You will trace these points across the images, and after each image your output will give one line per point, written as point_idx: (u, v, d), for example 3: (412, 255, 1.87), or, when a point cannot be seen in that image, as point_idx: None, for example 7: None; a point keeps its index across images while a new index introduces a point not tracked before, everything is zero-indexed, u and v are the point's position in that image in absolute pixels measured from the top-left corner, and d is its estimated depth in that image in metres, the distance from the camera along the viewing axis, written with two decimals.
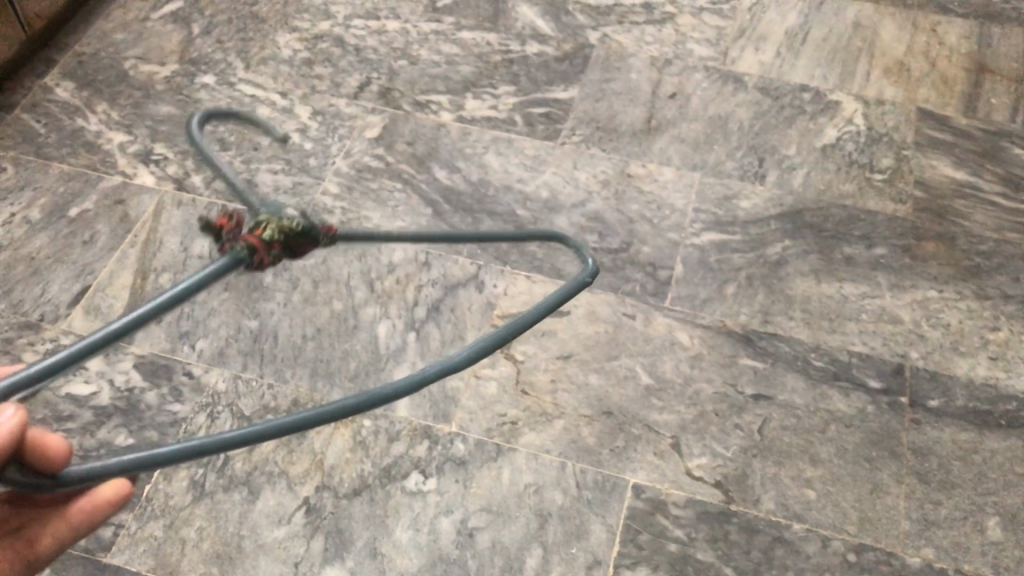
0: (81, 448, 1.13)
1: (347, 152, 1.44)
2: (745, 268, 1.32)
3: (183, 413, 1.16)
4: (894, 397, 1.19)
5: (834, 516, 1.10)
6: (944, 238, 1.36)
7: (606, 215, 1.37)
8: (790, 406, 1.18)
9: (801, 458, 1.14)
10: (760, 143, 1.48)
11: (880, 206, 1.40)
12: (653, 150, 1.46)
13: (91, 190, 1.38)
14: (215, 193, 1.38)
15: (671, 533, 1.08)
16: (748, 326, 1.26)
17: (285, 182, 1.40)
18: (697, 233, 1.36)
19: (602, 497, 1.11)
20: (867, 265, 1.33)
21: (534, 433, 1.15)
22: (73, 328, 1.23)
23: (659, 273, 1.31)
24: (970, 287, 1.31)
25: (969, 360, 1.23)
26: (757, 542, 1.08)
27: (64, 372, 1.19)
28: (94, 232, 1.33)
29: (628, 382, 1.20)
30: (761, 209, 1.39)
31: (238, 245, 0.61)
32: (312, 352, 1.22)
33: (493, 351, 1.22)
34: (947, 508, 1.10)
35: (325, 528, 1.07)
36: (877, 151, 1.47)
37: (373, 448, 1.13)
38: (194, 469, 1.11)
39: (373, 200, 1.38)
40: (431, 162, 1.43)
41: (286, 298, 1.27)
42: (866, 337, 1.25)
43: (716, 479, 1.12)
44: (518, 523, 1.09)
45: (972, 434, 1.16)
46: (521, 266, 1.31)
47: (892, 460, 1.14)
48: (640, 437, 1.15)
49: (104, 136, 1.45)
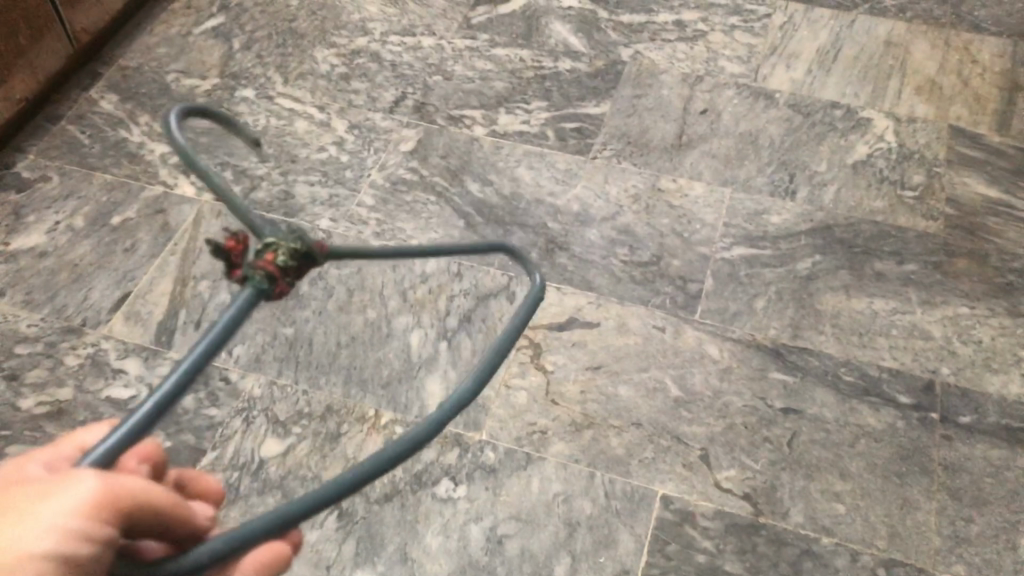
0: None
1: (382, 165, 1.47)
2: (776, 283, 1.33)
3: (220, 417, 1.18)
4: (925, 413, 1.19)
5: (864, 530, 1.10)
6: (976, 255, 1.36)
7: (637, 229, 1.39)
8: (819, 420, 1.18)
9: (830, 472, 1.14)
10: (792, 159, 1.48)
11: (911, 222, 1.40)
12: (684, 165, 1.47)
13: (133, 200, 1.41)
14: (253, 203, 1.41)
15: (700, 544, 1.09)
16: (778, 340, 1.26)
17: (321, 194, 1.43)
18: (727, 247, 1.37)
19: (631, 507, 1.11)
20: (898, 280, 1.33)
21: (563, 442, 1.16)
22: (114, 333, 1.26)
23: (689, 287, 1.32)
24: (1003, 303, 1.30)
25: (1001, 377, 1.22)
26: (785, 555, 1.08)
27: (105, 376, 1.22)
28: (135, 241, 1.36)
29: (657, 394, 1.21)
30: (792, 224, 1.40)
31: (255, 273, 0.56)
32: (346, 360, 1.24)
33: (523, 360, 1.24)
34: (978, 524, 1.10)
35: (357, 533, 1.09)
36: (908, 167, 1.47)
37: (405, 454, 1.15)
38: (229, 472, 1.13)
39: (407, 211, 1.41)
40: (464, 175, 1.46)
41: (321, 306, 1.29)
42: (896, 352, 1.25)
43: (745, 491, 1.13)
44: (547, 531, 1.10)
45: (1004, 451, 1.16)
46: (552, 278, 1.33)
47: (922, 475, 1.14)
48: (669, 448, 1.16)
49: (146, 148, 1.49)
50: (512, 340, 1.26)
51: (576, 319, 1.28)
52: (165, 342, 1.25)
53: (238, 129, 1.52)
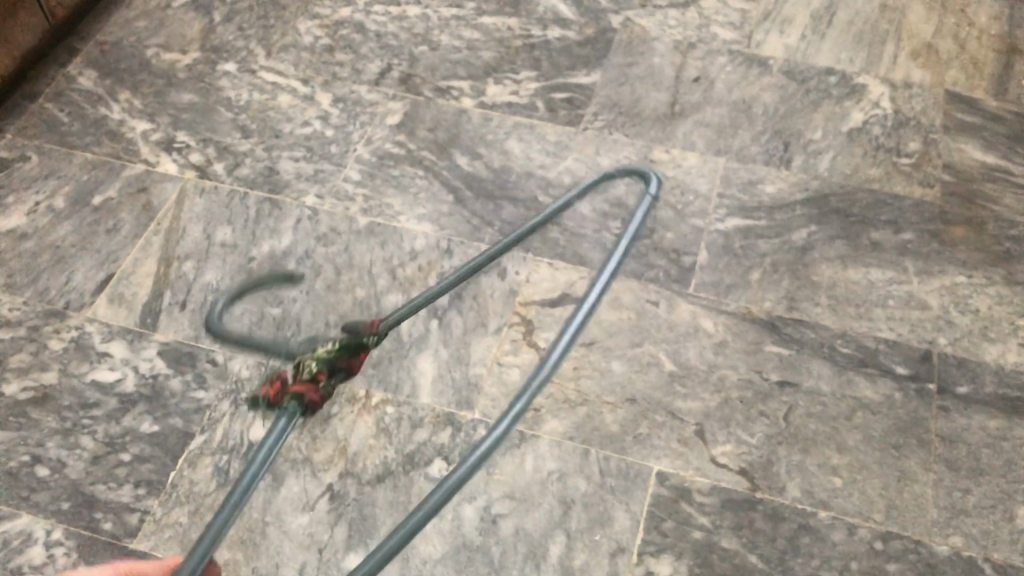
0: (108, 434, 1.13)
1: (369, 139, 1.44)
2: (771, 254, 1.30)
3: (208, 400, 1.16)
4: (922, 384, 1.18)
5: (861, 504, 1.08)
6: (973, 223, 1.34)
7: (630, 201, 1.37)
8: (815, 393, 1.17)
9: (827, 445, 1.13)
10: (786, 128, 1.46)
11: (907, 191, 1.38)
12: (676, 135, 1.45)
13: (114, 178, 1.38)
14: (237, 180, 1.39)
15: (696, 521, 1.07)
16: (773, 313, 1.24)
17: (307, 169, 1.40)
18: (721, 219, 1.34)
19: (626, 484, 1.10)
20: (895, 250, 1.31)
21: (557, 420, 1.15)
22: (98, 316, 1.24)
23: (683, 260, 1.30)
24: (1000, 272, 1.29)
25: (998, 346, 1.21)
26: (782, 530, 1.07)
27: (90, 360, 1.20)
28: (117, 220, 1.33)
29: (652, 368, 1.19)
30: (787, 194, 1.37)
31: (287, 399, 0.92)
32: (336, 339, 1.22)
33: (516, 338, 1.22)
34: (976, 496, 1.09)
35: (348, 515, 1.07)
36: (904, 135, 1.45)
37: (396, 434, 1.13)
38: (218, 456, 1.12)
39: (394, 186, 1.38)
40: (452, 148, 1.43)
41: (309, 285, 1.27)
42: (893, 323, 1.23)
43: (741, 466, 1.11)
44: (541, 510, 1.08)
45: (1001, 421, 1.15)
46: (544, 253, 1.30)
47: (920, 447, 1.13)
48: (663, 424, 1.15)
49: (127, 125, 1.46)
50: (503, 317, 1.24)
51: (568, 295, 1.26)
52: (150, 325, 1.23)
53: (220, 104, 1.49)
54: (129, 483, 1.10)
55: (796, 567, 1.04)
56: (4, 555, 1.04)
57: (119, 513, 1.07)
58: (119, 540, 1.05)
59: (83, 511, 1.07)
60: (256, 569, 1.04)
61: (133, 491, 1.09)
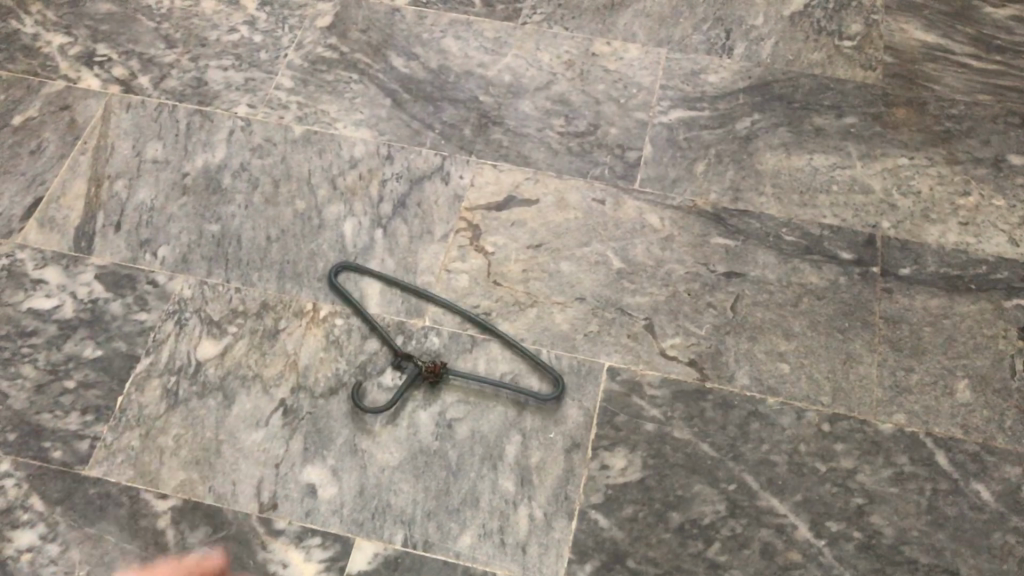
0: (50, 362, 1.11)
1: (300, 43, 1.39)
2: (715, 145, 1.29)
3: (151, 321, 1.14)
4: (866, 268, 1.19)
5: (808, 388, 1.11)
6: (915, 104, 1.34)
7: (572, 97, 1.34)
8: (762, 282, 1.18)
9: (774, 332, 1.14)
10: (727, 14, 1.43)
11: (850, 74, 1.37)
12: (617, 27, 1.41)
13: (34, 97, 1.32)
14: (164, 93, 1.33)
15: (648, 414, 1.09)
16: (719, 205, 1.24)
17: (236, 78, 1.35)
18: (665, 111, 1.33)
19: (578, 381, 1.11)
20: (838, 134, 1.31)
21: (508, 322, 1.15)
22: (29, 242, 1.19)
23: (627, 154, 1.28)
24: (942, 152, 1.29)
25: (939, 227, 1.22)
26: (732, 418, 1.09)
27: (25, 288, 1.16)
28: (41, 141, 1.28)
29: (600, 267, 1.19)
30: (730, 82, 1.36)
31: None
32: (278, 254, 1.19)
33: (463, 244, 1.20)
34: (919, 373, 1.12)
35: (303, 429, 1.07)
36: (846, 17, 1.43)
37: (347, 346, 1.12)
38: (166, 377, 1.10)
39: (329, 92, 1.34)
40: (386, 50, 1.38)
41: (247, 200, 1.23)
42: (837, 209, 1.24)
43: (690, 357, 1.12)
44: (495, 412, 1.09)
45: (942, 299, 1.17)
46: (486, 155, 1.28)
47: (864, 329, 1.15)
48: (613, 320, 1.15)
49: (42, 39, 1.38)
50: (449, 222, 1.22)
51: (513, 198, 1.24)
52: (85, 248, 1.19)
53: (140, 13, 1.42)
54: (76, 410, 1.08)
55: (746, 453, 1.07)
56: None
57: (68, 441, 1.06)
58: (70, 468, 1.04)
59: (31, 441, 1.06)
60: (213, 487, 1.03)
61: (80, 417, 1.07)
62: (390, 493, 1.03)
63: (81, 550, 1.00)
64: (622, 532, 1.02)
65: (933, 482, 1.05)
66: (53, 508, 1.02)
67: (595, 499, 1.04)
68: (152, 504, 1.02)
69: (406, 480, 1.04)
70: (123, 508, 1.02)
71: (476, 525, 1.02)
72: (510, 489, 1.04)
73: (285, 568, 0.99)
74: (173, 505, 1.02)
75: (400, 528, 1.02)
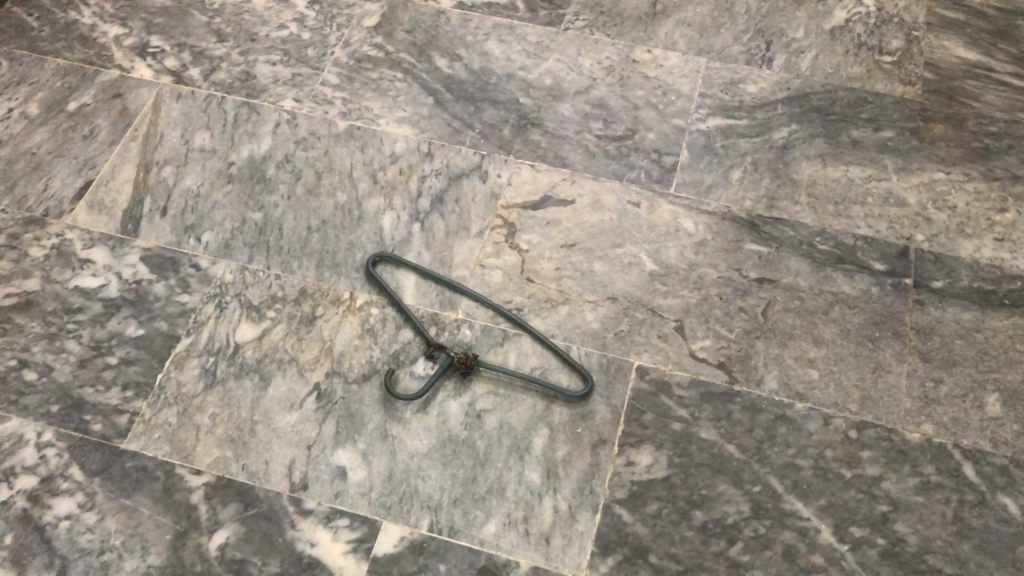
0: (93, 339, 1.14)
1: (346, 42, 1.42)
2: (752, 153, 1.31)
3: (192, 303, 1.17)
4: (898, 279, 1.19)
5: (836, 395, 1.11)
6: (954, 120, 1.34)
7: (611, 101, 1.36)
8: (793, 289, 1.19)
9: (804, 339, 1.15)
10: (768, 26, 1.44)
11: (889, 89, 1.37)
12: (658, 34, 1.43)
13: (89, 84, 1.36)
14: (213, 85, 1.37)
15: (675, 413, 1.10)
16: (753, 212, 1.25)
17: (284, 73, 1.38)
18: (703, 118, 1.34)
19: (607, 378, 1.12)
20: (874, 147, 1.31)
21: (539, 318, 1.16)
22: (78, 223, 1.23)
23: (664, 159, 1.30)
24: (979, 168, 1.29)
25: (974, 242, 1.23)
26: (760, 421, 1.09)
27: (72, 267, 1.20)
28: (94, 127, 1.32)
29: (633, 268, 1.20)
30: (768, 93, 1.37)
31: None
32: (318, 243, 1.22)
33: (498, 241, 1.22)
34: (949, 385, 1.12)
35: (336, 413, 1.09)
36: (887, 32, 1.44)
37: (381, 334, 1.15)
38: (204, 357, 1.13)
39: (373, 89, 1.37)
40: (431, 50, 1.41)
41: (290, 190, 1.26)
42: (871, 220, 1.24)
43: (719, 360, 1.13)
44: (524, 405, 1.10)
45: (975, 313, 1.17)
46: (525, 156, 1.30)
47: (895, 339, 1.15)
48: (644, 320, 1.16)
49: (98, 30, 1.43)
50: (485, 219, 1.24)
51: (549, 197, 1.26)
52: (132, 231, 1.23)
53: (193, 7, 1.46)
54: (117, 385, 1.11)
55: (772, 456, 1.07)
56: None
57: (108, 415, 1.09)
58: (108, 441, 1.07)
59: (72, 414, 1.09)
60: (247, 465, 1.06)
61: (120, 393, 1.10)
62: (418, 479, 1.05)
63: (116, 520, 1.02)
64: (646, 527, 1.03)
65: (959, 493, 1.05)
66: (91, 479, 1.05)
67: (620, 494, 1.05)
68: (187, 479, 1.05)
69: (434, 468, 1.06)
70: (158, 482, 1.05)
71: (501, 514, 1.03)
72: (536, 480, 1.05)
73: (313, 547, 1.01)
74: (206, 482, 1.05)
75: (427, 514, 1.03)
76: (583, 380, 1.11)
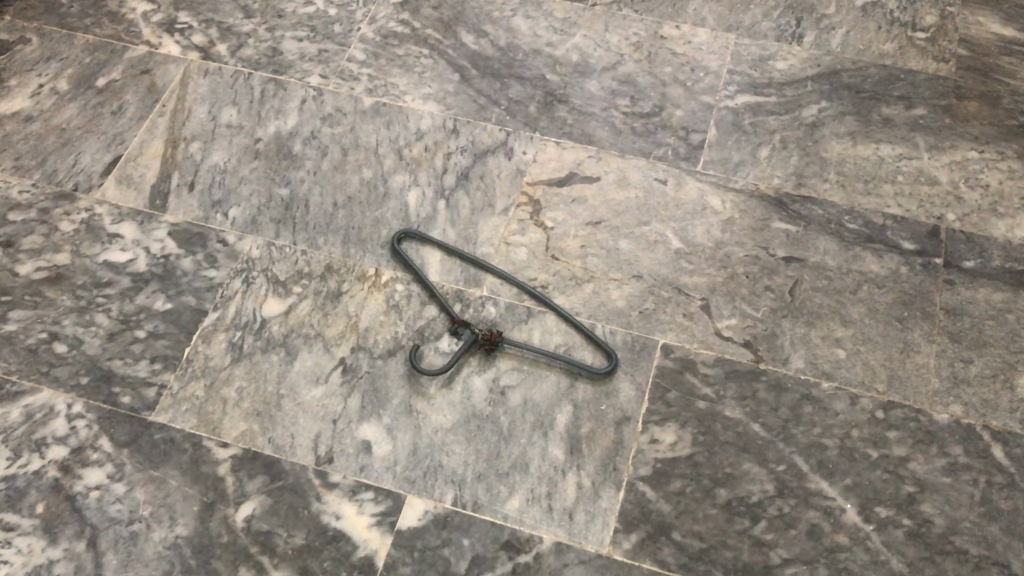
0: (122, 313, 1.15)
1: (372, 18, 1.41)
2: (781, 131, 1.29)
3: (219, 278, 1.18)
4: (929, 259, 1.18)
5: (863, 375, 1.10)
6: (988, 97, 1.32)
7: (639, 78, 1.35)
8: (821, 268, 1.18)
9: (832, 318, 1.14)
10: (799, 2, 1.42)
11: (922, 66, 1.35)
12: (687, 10, 1.42)
13: (117, 60, 1.37)
14: (240, 61, 1.37)
15: (700, 392, 1.09)
16: (782, 190, 1.24)
17: (310, 49, 1.38)
18: (731, 96, 1.33)
19: (632, 356, 1.12)
20: (906, 125, 1.29)
21: (564, 296, 1.16)
22: (108, 198, 1.24)
23: (691, 136, 1.29)
24: (1013, 146, 1.27)
25: (1007, 222, 1.21)
26: (785, 400, 1.09)
27: (101, 241, 1.21)
28: (122, 102, 1.32)
29: (659, 246, 1.20)
30: (798, 69, 1.35)
31: None
32: (344, 219, 1.22)
33: (523, 218, 1.22)
34: (978, 366, 1.10)
35: (361, 387, 1.10)
36: (921, 8, 1.41)
37: (406, 310, 1.15)
38: (231, 331, 1.14)
39: (400, 65, 1.36)
40: (457, 26, 1.40)
41: (316, 166, 1.27)
42: (902, 199, 1.23)
43: (746, 339, 1.13)
44: (548, 382, 1.10)
45: (1007, 294, 1.15)
46: (551, 133, 1.29)
47: (923, 320, 1.14)
48: (670, 299, 1.16)
49: (127, 6, 1.44)
50: (511, 197, 1.24)
51: (575, 175, 1.26)
52: (160, 206, 1.24)
53: None
54: (145, 358, 1.12)
55: (798, 435, 1.07)
56: (27, 428, 1.08)
57: (136, 388, 1.10)
58: (137, 413, 1.08)
59: (101, 386, 1.10)
60: (273, 438, 1.07)
61: (149, 365, 1.12)
62: (443, 454, 1.06)
63: (145, 491, 1.04)
64: (669, 505, 1.03)
65: (987, 475, 1.04)
66: (120, 450, 1.06)
67: (643, 471, 1.05)
68: (214, 452, 1.06)
69: (458, 443, 1.06)
70: (186, 454, 1.06)
71: (525, 489, 1.04)
72: (560, 456, 1.05)
73: (338, 520, 1.02)
74: (233, 454, 1.06)
75: (451, 488, 1.04)
76: (607, 360, 1.10)
